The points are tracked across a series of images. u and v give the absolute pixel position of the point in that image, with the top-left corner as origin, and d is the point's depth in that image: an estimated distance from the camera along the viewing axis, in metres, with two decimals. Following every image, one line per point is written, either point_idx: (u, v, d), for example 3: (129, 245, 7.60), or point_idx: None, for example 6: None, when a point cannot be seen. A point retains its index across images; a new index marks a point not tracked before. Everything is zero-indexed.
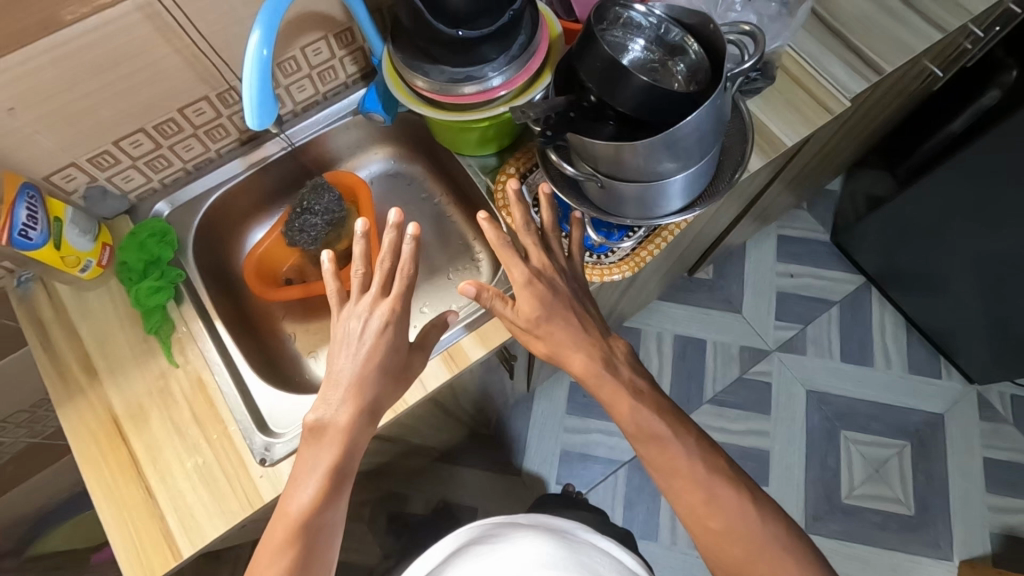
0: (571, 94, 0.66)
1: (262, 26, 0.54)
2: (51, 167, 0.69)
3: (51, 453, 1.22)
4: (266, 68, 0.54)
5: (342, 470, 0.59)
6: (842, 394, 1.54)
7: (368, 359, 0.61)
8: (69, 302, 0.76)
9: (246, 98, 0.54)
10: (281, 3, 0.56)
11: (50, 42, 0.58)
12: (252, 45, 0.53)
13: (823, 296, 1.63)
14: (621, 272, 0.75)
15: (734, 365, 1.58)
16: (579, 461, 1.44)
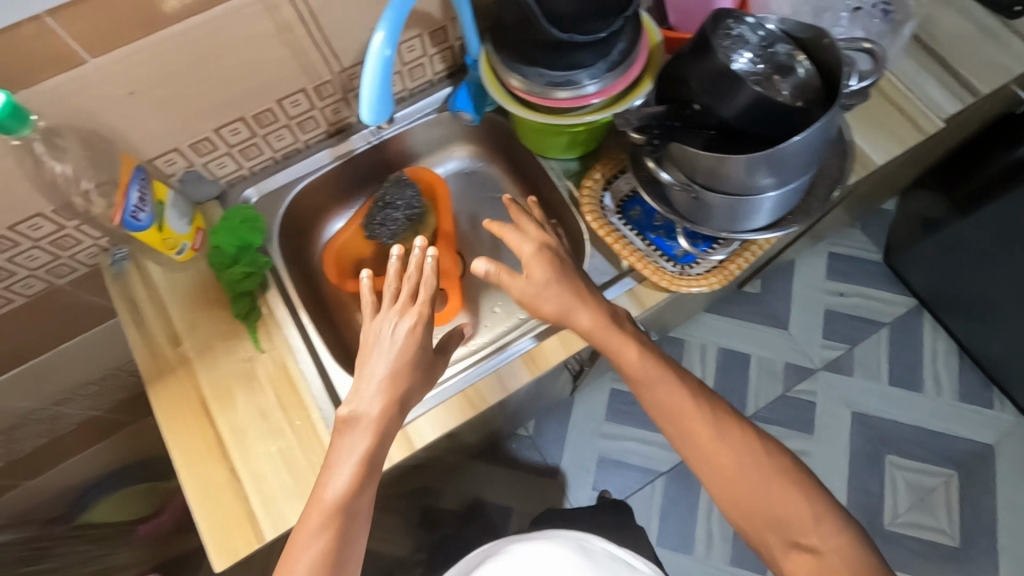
0: (671, 104, 0.66)
1: (386, 26, 0.55)
2: (156, 151, 0.71)
3: (105, 427, 1.24)
4: (387, 68, 0.55)
5: (373, 457, 0.59)
6: (889, 418, 1.51)
7: (392, 355, 0.61)
8: (161, 282, 0.78)
9: (365, 96, 0.56)
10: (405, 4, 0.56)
11: (176, 29, 0.60)
12: (376, 45, 0.54)
13: (873, 317, 1.60)
14: (708, 285, 0.73)
15: (778, 382, 1.55)
16: (616, 468, 1.44)
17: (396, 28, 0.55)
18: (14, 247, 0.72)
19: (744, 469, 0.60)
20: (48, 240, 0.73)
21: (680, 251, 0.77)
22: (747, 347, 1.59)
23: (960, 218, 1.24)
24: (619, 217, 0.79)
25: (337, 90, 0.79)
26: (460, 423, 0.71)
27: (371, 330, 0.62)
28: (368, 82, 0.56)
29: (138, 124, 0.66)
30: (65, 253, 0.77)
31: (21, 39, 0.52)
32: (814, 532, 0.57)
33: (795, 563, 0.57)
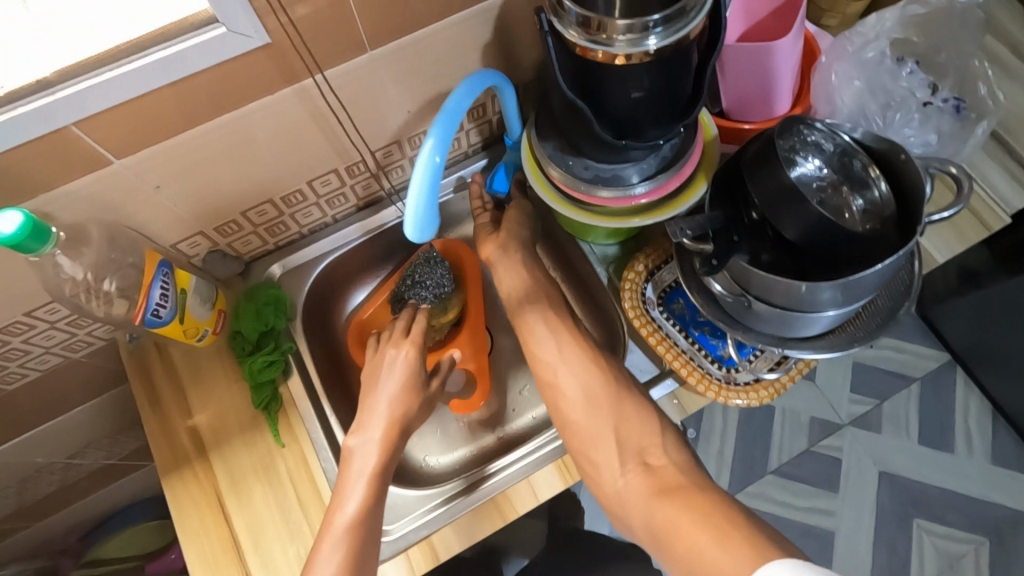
0: (729, 208, 0.61)
1: (434, 132, 0.53)
2: (180, 235, 0.67)
3: (112, 471, 1.21)
4: (436, 174, 0.53)
5: (385, 464, 0.65)
6: (918, 479, 1.44)
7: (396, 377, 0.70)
8: (180, 363, 0.75)
9: (411, 204, 0.53)
10: (453, 110, 0.55)
11: (207, 125, 0.56)
12: (424, 151, 0.52)
13: (904, 371, 1.52)
14: (754, 401, 0.68)
15: (803, 437, 1.49)
16: None
17: (445, 139, 0.52)
18: (30, 329, 0.68)
19: (627, 428, 0.62)
20: (64, 321, 0.70)
21: (726, 352, 0.72)
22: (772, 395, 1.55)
23: (1004, 278, 1.17)
24: (660, 309, 0.75)
25: (369, 168, 0.75)
26: (489, 534, 0.68)
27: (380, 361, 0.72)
28: (413, 197, 0.53)
29: (163, 214, 0.63)
30: (82, 331, 0.73)
31: (43, 149, 0.49)
32: (658, 453, 0.60)
33: (630, 480, 0.59)
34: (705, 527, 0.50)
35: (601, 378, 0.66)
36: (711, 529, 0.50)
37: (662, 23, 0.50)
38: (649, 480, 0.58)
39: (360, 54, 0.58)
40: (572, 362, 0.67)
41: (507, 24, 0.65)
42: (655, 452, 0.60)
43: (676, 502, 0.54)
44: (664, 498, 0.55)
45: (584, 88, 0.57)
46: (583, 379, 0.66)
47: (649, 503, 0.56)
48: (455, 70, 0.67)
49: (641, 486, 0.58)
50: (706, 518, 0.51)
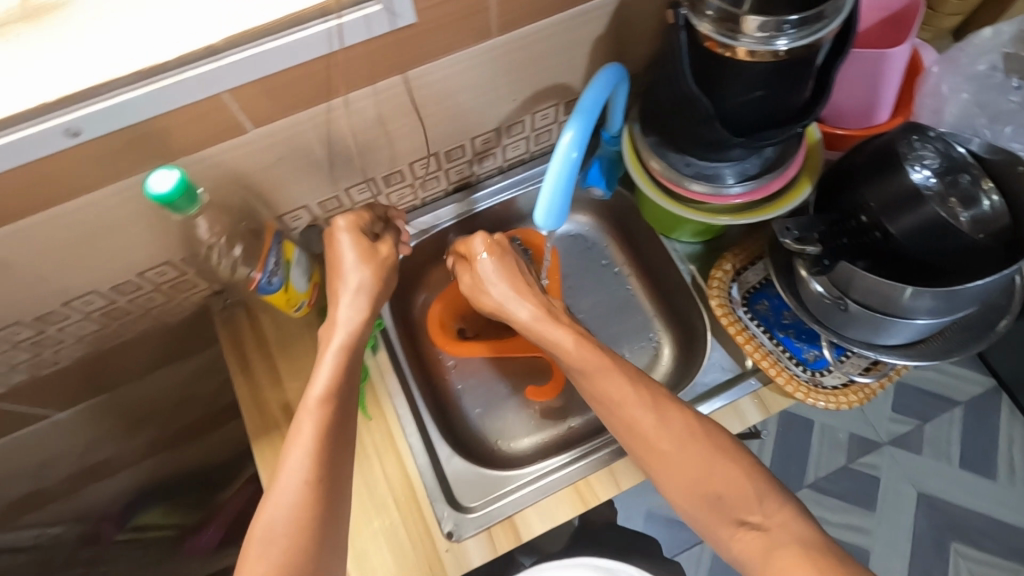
0: (832, 213, 0.62)
1: (576, 126, 0.55)
2: (287, 207, 0.70)
3: (161, 442, 1.23)
4: (573, 170, 0.55)
5: (324, 454, 0.55)
6: (957, 503, 1.42)
7: (333, 351, 0.60)
8: (270, 333, 0.77)
9: (545, 193, 0.56)
10: (593, 102, 0.56)
11: (339, 101, 0.58)
12: (564, 145, 0.54)
13: (947, 394, 1.50)
14: (836, 405, 0.69)
15: (841, 453, 1.47)
16: (665, 527, 1.38)
17: (583, 135, 0.55)
18: (136, 290, 0.71)
19: (713, 472, 0.57)
20: (168, 284, 0.72)
21: (811, 355, 0.72)
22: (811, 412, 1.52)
23: None
24: (744, 309, 0.75)
25: (466, 153, 0.77)
26: (569, 517, 0.69)
27: (326, 336, 0.61)
28: (548, 186, 0.56)
29: (277, 186, 0.65)
30: (180, 295, 0.76)
31: (194, 114, 0.51)
32: (760, 510, 0.56)
33: (741, 544, 0.56)
34: None
35: (671, 423, 0.59)
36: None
37: (797, 24, 0.50)
38: (760, 541, 0.55)
39: (484, 41, 0.60)
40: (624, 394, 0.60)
41: (622, 20, 0.66)
42: (754, 511, 0.56)
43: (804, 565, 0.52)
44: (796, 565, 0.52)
45: (707, 86, 0.58)
46: (641, 422, 0.60)
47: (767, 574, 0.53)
48: (563, 61, 0.69)
49: (751, 547, 0.55)
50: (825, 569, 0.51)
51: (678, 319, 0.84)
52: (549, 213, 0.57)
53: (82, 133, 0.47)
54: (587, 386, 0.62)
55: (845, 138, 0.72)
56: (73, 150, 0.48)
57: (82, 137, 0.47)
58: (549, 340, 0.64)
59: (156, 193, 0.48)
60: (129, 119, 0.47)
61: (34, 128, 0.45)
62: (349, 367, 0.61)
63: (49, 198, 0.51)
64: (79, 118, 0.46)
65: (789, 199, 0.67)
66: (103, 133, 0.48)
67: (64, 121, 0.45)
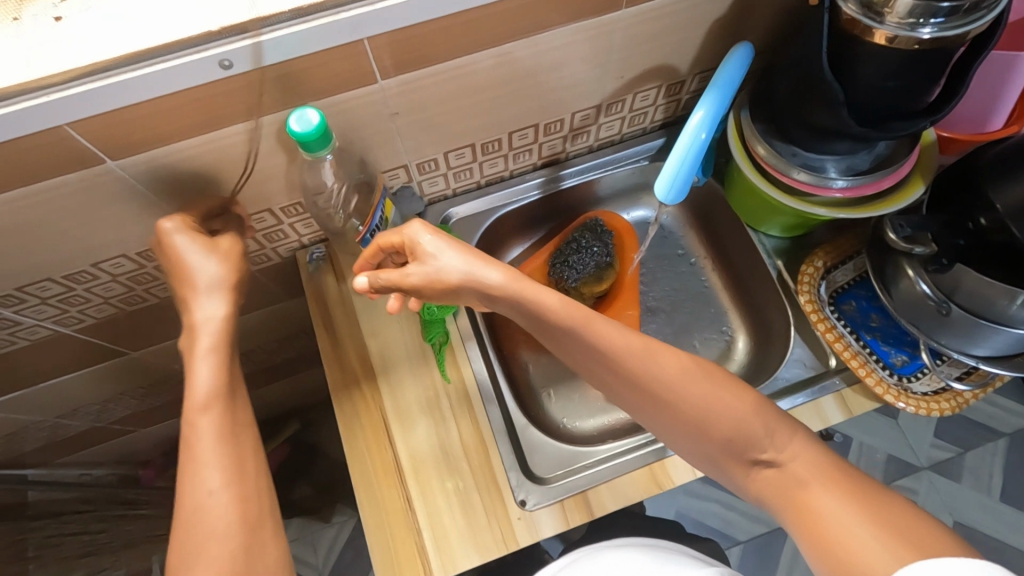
0: (947, 213, 0.61)
1: (709, 108, 0.55)
2: (388, 165, 0.70)
3: None
4: (700, 151, 0.56)
5: (238, 451, 0.52)
6: (994, 536, 1.39)
7: (204, 345, 0.55)
8: (353, 290, 0.78)
9: (667, 171, 0.57)
10: (728, 83, 0.56)
11: (463, 61, 0.58)
12: (694, 126, 0.55)
13: (993, 425, 1.47)
14: (926, 411, 0.68)
15: (879, 473, 1.44)
16: (694, 529, 1.37)
17: (713, 115, 0.56)
18: None
19: (711, 405, 0.55)
20: (263, 232, 0.73)
21: (898, 360, 0.71)
22: (849, 428, 1.49)
23: None
24: (831, 308, 0.74)
25: (562, 128, 0.77)
26: (642, 498, 0.68)
27: (190, 344, 0.56)
28: (670, 163, 0.57)
29: (385, 141, 0.65)
30: (269, 246, 0.77)
31: (333, 58, 0.52)
32: (770, 445, 0.53)
33: (760, 482, 0.54)
34: (878, 526, 0.46)
35: (679, 370, 0.56)
36: (901, 550, 0.44)
37: (945, 14, 0.49)
38: (779, 478, 0.52)
39: (612, 11, 0.60)
40: (615, 338, 0.58)
41: (744, 4, 0.66)
42: (766, 446, 0.53)
43: (837, 493, 0.49)
44: (819, 495, 0.50)
45: (841, 72, 0.57)
46: (663, 377, 0.56)
47: (790, 506, 0.51)
48: (678, 42, 0.68)
49: (770, 483, 0.53)
50: (880, 516, 0.47)
51: (755, 314, 0.83)
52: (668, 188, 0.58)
53: (233, 66, 0.48)
54: (580, 340, 0.59)
55: (950, 142, 0.71)
56: (221, 83, 0.49)
57: (233, 70, 0.48)
58: (533, 294, 0.58)
59: (296, 131, 0.49)
60: (278, 57, 0.49)
61: (192, 56, 0.46)
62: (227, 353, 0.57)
63: (187, 129, 0.53)
64: (234, 50, 0.46)
65: (897, 199, 0.66)
66: (253, 68, 0.49)
67: (219, 52, 0.46)
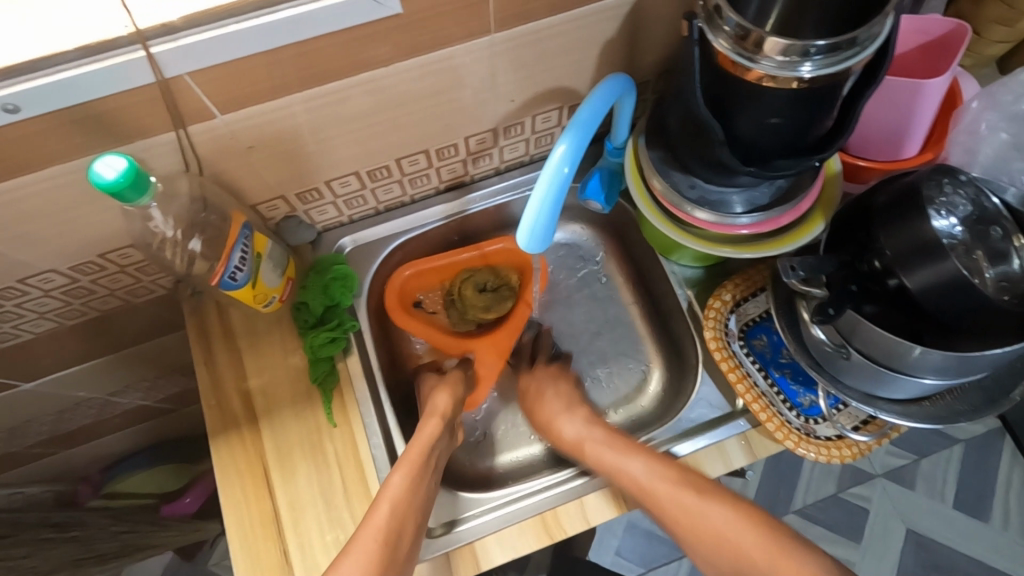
0: (843, 253, 0.58)
1: (569, 141, 0.50)
2: (262, 197, 0.65)
3: (138, 417, 1.21)
4: (562, 187, 0.51)
5: (386, 551, 0.56)
6: (946, 544, 1.33)
7: (406, 466, 0.62)
8: (240, 327, 0.74)
9: (531, 209, 0.52)
10: (592, 117, 0.52)
11: (312, 92, 0.53)
12: (556, 160, 0.50)
13: (947, 431, 1.40)
14: (827, 458, 0.65)
15: (832, 482, 1.38)
16: (644, 539, 1.32)
17: (577, 149, 0.51)
18: (99, 271, 0.67)
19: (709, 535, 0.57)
20: (133, 267, 0.69)
21: (806, 400, 0.67)
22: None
23: None
24: (740, 344, 0.70)
25: (458, 153, 0.72)
26: (531, 548, 0.65)
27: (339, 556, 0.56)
28: (534, 201, 0.51)
29: (246, 172, 0.60)
30: (148, 278, 0.72)
31: (147, 98, 0.46)
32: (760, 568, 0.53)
33: None
34: None
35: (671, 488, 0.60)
36: None
37: (825, 49, 0.44)
38: None
39: (481, 37, 0.55)
40: (659, 491, 0.60)
41: (636, 24, 0.61)
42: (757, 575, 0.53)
43: None
44: None
45: (720, 104, 0.53)
46: (674, 498, 0.59)
47: None
48: (570, 64, 0.63)
49: None
50: None
51: (672, 343, 0.79)
52: (532, 236, 0.53)
53: (20, 109, 0.42)
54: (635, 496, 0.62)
55: (867, 171, 0.67)
56: (18, 125, 0.44)
57: (22, 113, 0.43)
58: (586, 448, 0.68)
59: (100, 180, 0.44)
60: (75, 99, 0.43)
61: None
62: (421, 478, 0.63)
63: None
64: (17, 92, 0.41)
65: (795, 236, 0.63)
66: (46, 111, 0.43)
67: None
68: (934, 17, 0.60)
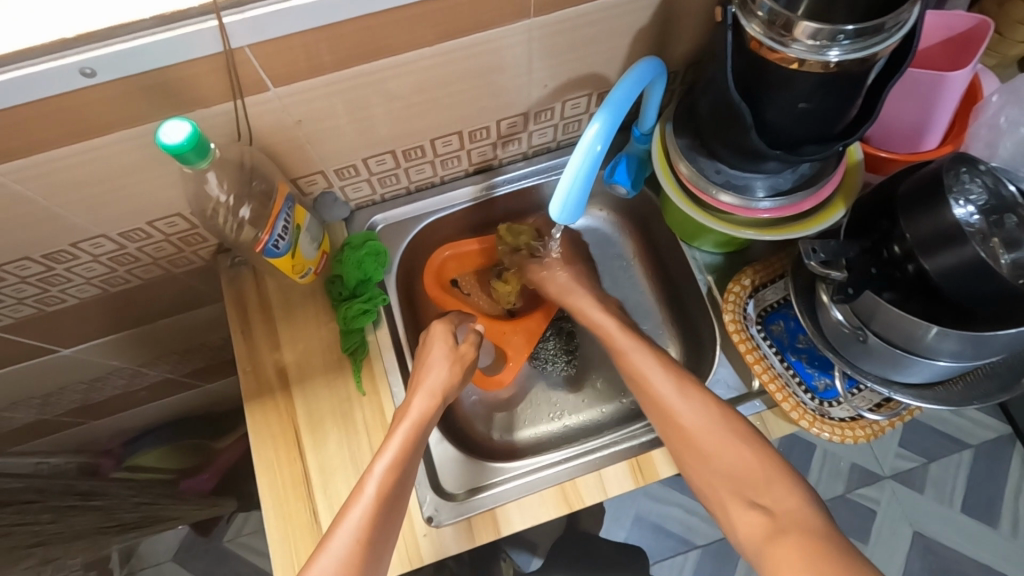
0: (865, 242, 0.60)
1: (603, 119, 0.52)
2: (302, 172, 0.69)
3: (162, 391, 1.24)
4: (595, 164, 0.53)
5: (379, 516, 0.59)
6: (953, 547, 1.33)
7: (397, 442, 0.64)
8: (274, 298, 0.77)
9: (564, 184, 0.54)
10: (625, 98, 0.54)
11: (361, 70, 0.56)
12: (590, 138, 0.52)
13: (958, 436, 1.40)
14: (841, 438, 0.67)
15: (841, 482, 1.38)
16: (651, 532, 1.33)
17: (610, 128, 0.53)
18: (146, 238, 0.70)
19: (721, 455, 0.63)
20: (177, 236, 0.72)
21: (821, 383, 0.69)
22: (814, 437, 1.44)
23: None
24: (758, 328, 0.72)
25: (489, 136, 0.75)
26: (550, 517, 0.67)
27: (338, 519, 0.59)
28: (567, 177, 0.54)
29: (290, 145, 0.63)
30: (188, 248, 0.76)
31: (210, 68, 0.50)
32: (768, 493, 0.60)
33: (745, 521, 0.60)
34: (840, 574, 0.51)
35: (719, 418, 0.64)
36: None
37: (853, 35, 0.47)
38: (761, 524, 0.59)
39: (521, 20, 0.57)
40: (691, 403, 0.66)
41: (668, 13, 0.63)
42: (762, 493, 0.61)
43: (790, 545, 0.55)
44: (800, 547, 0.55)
45: (751, 90, 0.55)
46: (695, 413, 0.65)
47: (763, 557, 0.57)
48: (603, 50, 0.66)
49: (757, 528, 0.59)
50: (829, 563, 0.52)
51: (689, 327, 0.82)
52: (564, 209, 0.56)
53: (97, 73, 0.46)
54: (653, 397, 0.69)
55: (889, 162, 0.69)
56: (94, 89, 0.47)
57: (98, 77, 0.46)
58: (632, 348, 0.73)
59: (167, 142, 0.47)
60: (147, 65, 0.47)
61: (50, 63, 0.44)
62: (413, 449, 0.64)
63: (63, 135, 0.50)
64: (95, 57, 0.45)
65: (815, 221, 0.66)
66: (119, 77, 0.47)
67: (79, 59, 0.44)
68: (958, 13, 0.62)
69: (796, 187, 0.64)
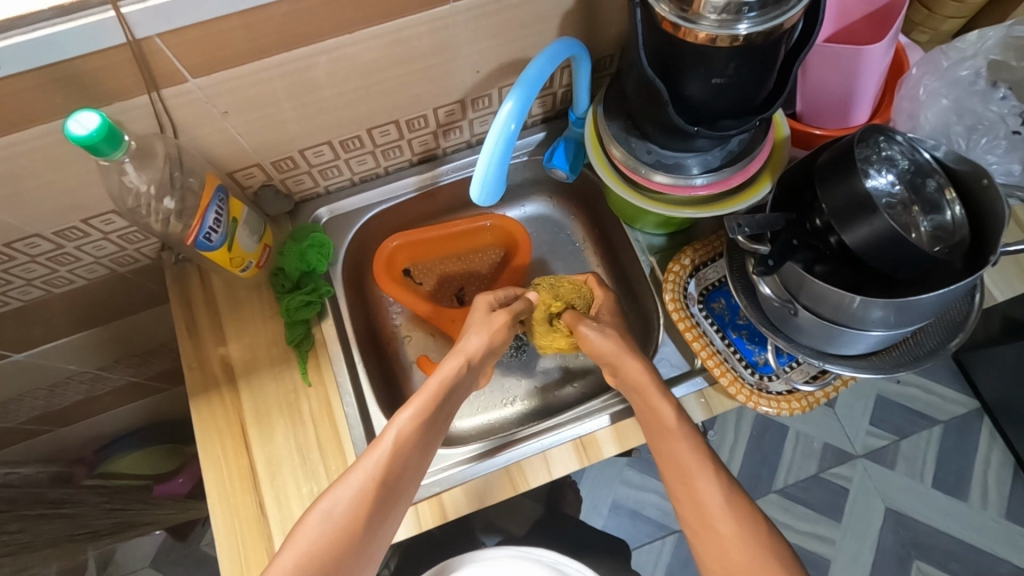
0: (791, 213, 0.60)
1: (515, 100, 0.53)
2: (238, 165, 0.69)
3: (130, 396, 1.23)
4: (510, 143, 0.54)
5: (388, 477, 0.59)
6: (925, 522, 1.33)
7: (422, 398, 0.64)
8: (219, 294, 0.77)
9: (482, 165, 0.55)
10: (537, 78, 0.55)
11: (279, 58, 0.56)
12: (503, 118, 0.53)
13: (927, 412, 1.40)
14: (778, 411, 0.68)
15: (813, 462, 1.39)
16: (628, 518, 1.34)
17: (523, 107, 0.54)
18: (84, 237, 0.70)
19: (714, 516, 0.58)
20: (117, 234, 0.72)
21: (761, 358, 0.70)
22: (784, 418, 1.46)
23: None
24: (699, 307, 0.73)
25: (429, 124, 0.75)
26: (497, 500, 0.68)
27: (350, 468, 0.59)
28: (484, 157, 0.55)
29: (219, 138, 0.63)
30: (131, 246, 0.75)
31: (121, 58, 0.50)
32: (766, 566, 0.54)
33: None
34: None
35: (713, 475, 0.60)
36: None
37: (757, 7, 0.48)
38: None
39: (440, 6, 0.58)
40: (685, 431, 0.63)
41: None
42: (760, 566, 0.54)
43: None
44: None
45: (667, 68, 0.55)
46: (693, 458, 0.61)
47: None
48: (531, 34, 0.66)
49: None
50: None
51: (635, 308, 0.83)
52: (484, 189, 0.57)
53: (0, 66, 0.46)
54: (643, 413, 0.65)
55: (821, 139, 0.70)
56: (1, 82, 0.47)
57: (2, 70, 0.46)
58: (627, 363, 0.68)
59: (75, 134, 0.47)
60: (53, 57, 0.47)
61: None
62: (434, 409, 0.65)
63: None
64: None
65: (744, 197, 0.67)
66: (25, 69, 0.47)
67: None
68: None
69: (729, 162, 0.65)
